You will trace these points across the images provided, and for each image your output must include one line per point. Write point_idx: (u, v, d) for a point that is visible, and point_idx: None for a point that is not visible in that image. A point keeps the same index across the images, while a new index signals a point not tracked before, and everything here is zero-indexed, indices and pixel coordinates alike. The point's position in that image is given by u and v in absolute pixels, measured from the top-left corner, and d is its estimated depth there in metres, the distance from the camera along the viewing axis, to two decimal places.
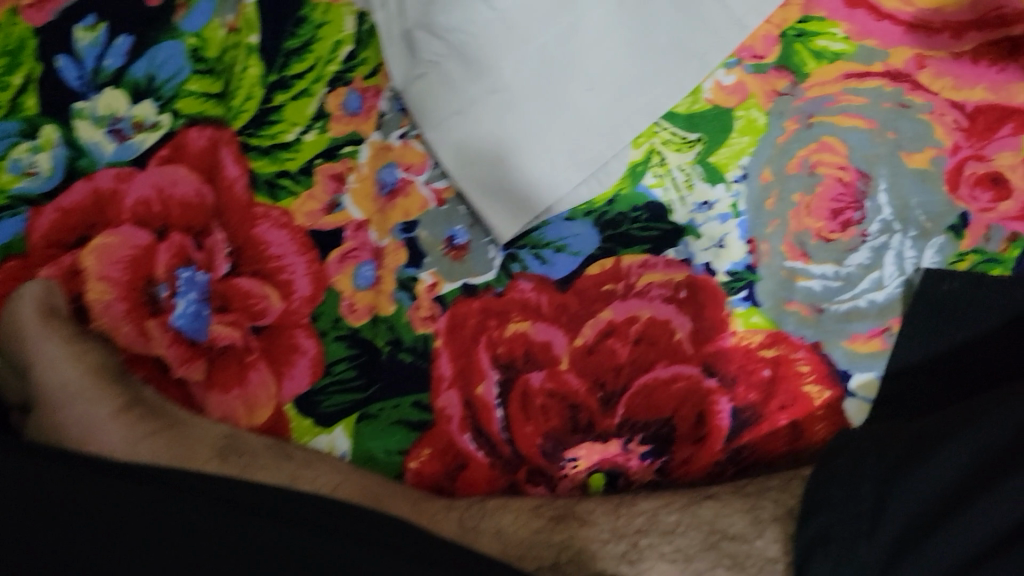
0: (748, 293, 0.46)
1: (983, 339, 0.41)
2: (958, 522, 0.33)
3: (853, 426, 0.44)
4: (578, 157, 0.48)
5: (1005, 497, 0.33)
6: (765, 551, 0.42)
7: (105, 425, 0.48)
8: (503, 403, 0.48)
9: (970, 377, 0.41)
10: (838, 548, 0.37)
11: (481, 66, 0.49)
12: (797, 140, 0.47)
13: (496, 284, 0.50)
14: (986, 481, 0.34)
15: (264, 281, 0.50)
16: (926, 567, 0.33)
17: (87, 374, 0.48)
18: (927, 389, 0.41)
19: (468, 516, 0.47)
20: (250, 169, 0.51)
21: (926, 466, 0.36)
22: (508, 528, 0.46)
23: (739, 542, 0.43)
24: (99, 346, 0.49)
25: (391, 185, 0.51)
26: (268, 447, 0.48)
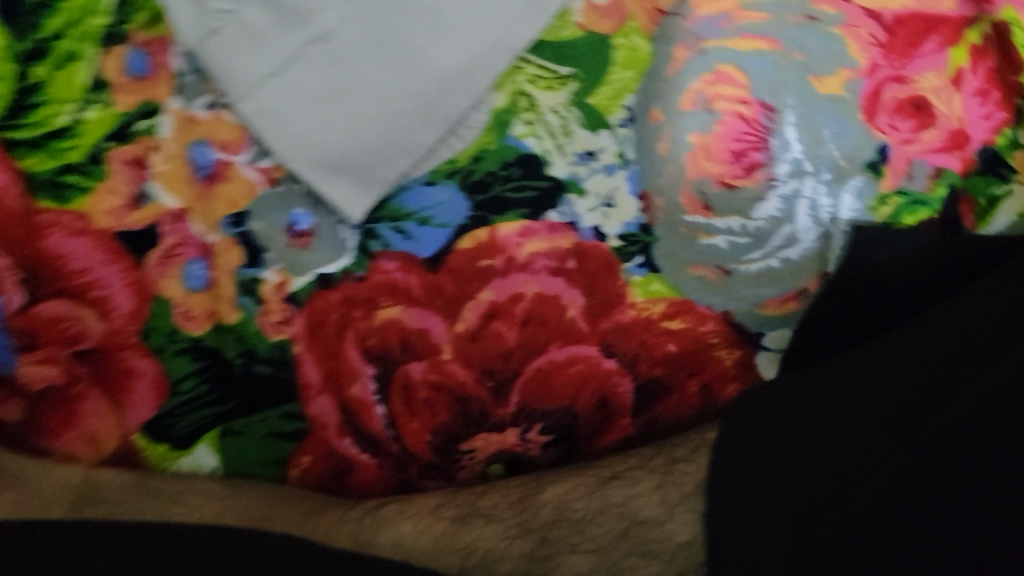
0: (644, 258, 0.40)
1: (891, 279, 0.37)
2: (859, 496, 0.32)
3: (764, 381, 0.41)
4: (428, 111, 0.40)
5: (901, 466, 0.32)
6: (676, 535, 0.38)
7: None
8: (383, 400, 0.43)
9: (872, 316, 0.38)
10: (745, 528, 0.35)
11: (291, 10, 0.39)
12: (690, 70, 0.39)
13: (355, 269, 0.42)
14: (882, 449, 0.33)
15: (73, 301, 0.41)
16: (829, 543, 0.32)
17: None
18: (838, 336, 0.38)
19: (363, 527, 0.41)
20: (20, 169, 0.41)
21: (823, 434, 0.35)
22: (408, 537, 0.40)
23: (649, 527, 0.39)
24: None
25: (208, 168, 0.41)
26: (129, 486, 0.42)
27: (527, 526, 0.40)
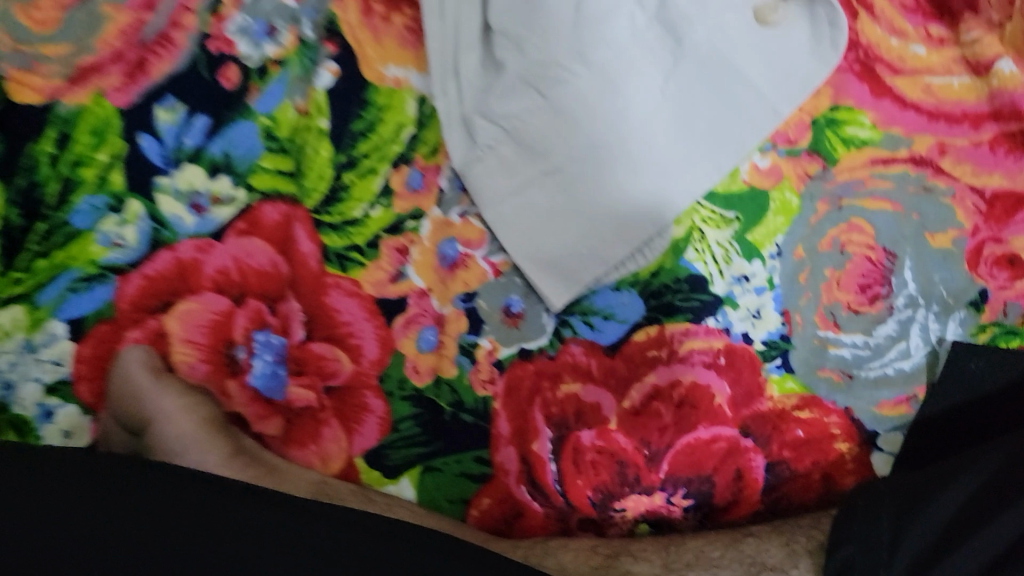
0: (782, 360, 0.51)
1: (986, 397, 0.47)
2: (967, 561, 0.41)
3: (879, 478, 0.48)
4: (626, 233, 0.52)
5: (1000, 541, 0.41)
6: None
7: (218, 470, 0.52)
8: (556, 458, 0.52)
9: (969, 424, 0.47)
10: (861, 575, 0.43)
11: (535, 150, 0.54)
12: (829, 221, 0.51)
13: (549, 348, 0.54)
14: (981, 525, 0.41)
15: (335, 344, 0.54)
16: None
17: (200, 425, 0.53)
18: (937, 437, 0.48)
19: (531, 554, 0.50)
20: (321, 244, 0.55)
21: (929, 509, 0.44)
22: (569, 564, 0.49)
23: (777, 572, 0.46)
24: (208, 399, 0.54)
25: (452, 258, 0.55)
26: (353, 492, 0.52)
27: (669, 566, 0.48)
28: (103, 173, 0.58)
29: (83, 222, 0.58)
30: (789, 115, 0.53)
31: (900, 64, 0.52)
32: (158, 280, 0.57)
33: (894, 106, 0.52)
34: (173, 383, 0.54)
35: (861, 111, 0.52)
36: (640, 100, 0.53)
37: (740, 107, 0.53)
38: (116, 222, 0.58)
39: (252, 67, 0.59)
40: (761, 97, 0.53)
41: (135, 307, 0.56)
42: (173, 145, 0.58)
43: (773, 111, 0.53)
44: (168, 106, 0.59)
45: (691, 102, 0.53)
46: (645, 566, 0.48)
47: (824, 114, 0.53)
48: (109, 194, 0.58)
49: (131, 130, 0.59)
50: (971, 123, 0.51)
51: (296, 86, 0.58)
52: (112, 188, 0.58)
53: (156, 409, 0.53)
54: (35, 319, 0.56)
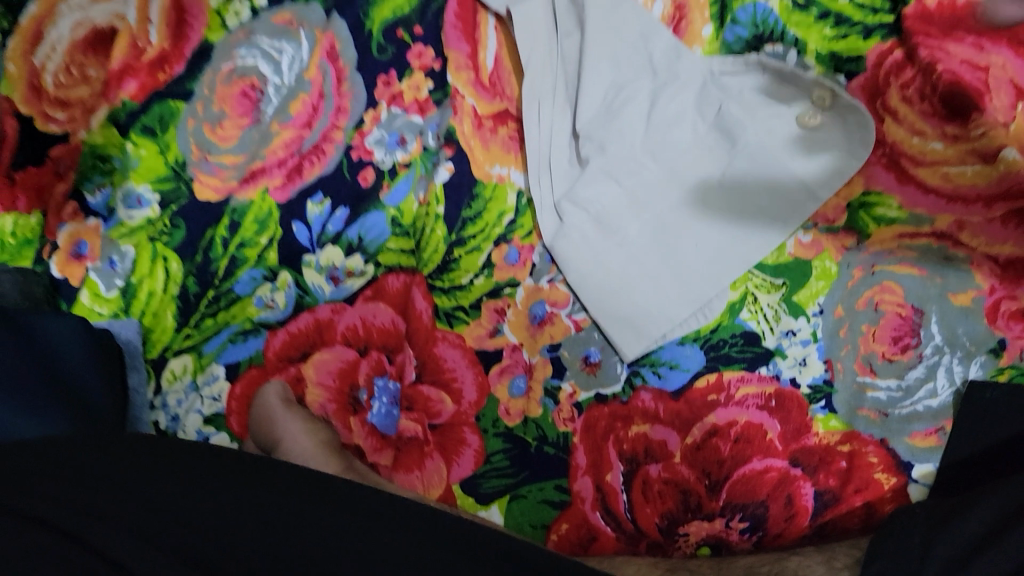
0: (826, 402, 0.58)
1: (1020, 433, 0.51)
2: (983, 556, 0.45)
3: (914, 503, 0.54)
4: (688, 297, 0.62)
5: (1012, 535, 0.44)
6: None
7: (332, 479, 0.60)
8: (626, 489, 0.59)
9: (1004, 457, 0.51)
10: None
11: (612, 229, 0.66)
12: (864, 284, 0.60)
13: (622, 394, 0.62)
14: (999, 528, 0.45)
15: (441, 388, 0.65)
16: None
17: (321, 445, 0.62)
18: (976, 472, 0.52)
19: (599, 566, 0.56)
20: (434, 304, 0.67)
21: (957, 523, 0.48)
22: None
23: None
24: (329, 428, 0.64)
25: (541, 317, 0.66)
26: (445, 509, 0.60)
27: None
28: (261, 252, 0.71)
29: (243, 289, 0.70)
30: (827, 200, 0.63)
31: (919, 157, 0.62)
32: (299, 335, 0.68)
33: (917, 191, 0.61)
34: (301, 412, 0.64)
35: (888, 196, 0.62)
36: (698, 191, 0.65)
37: (784, 194, 0.64)
38: (270, 288, 0.70)
39: (385, 169, 0.73)
40: (803, 185, 0.63)
41: (279, 356, 0.68)
42: (318, 230, 0.71)
43: (812, 195, 0.63)
44: (317, 200, 0.72)
45: (743, 192, 0.64)
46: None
47: (857, 198, 0.63)
48: (265, 267, 0.71)
49: (287, 219, 0.71)
50: (984, 203, 0.59)
51: (419, 183, 0.73)
52: (268, 263, 0.71)
53: (285, 429, 0.63)
54: (201, 363, 0.68)
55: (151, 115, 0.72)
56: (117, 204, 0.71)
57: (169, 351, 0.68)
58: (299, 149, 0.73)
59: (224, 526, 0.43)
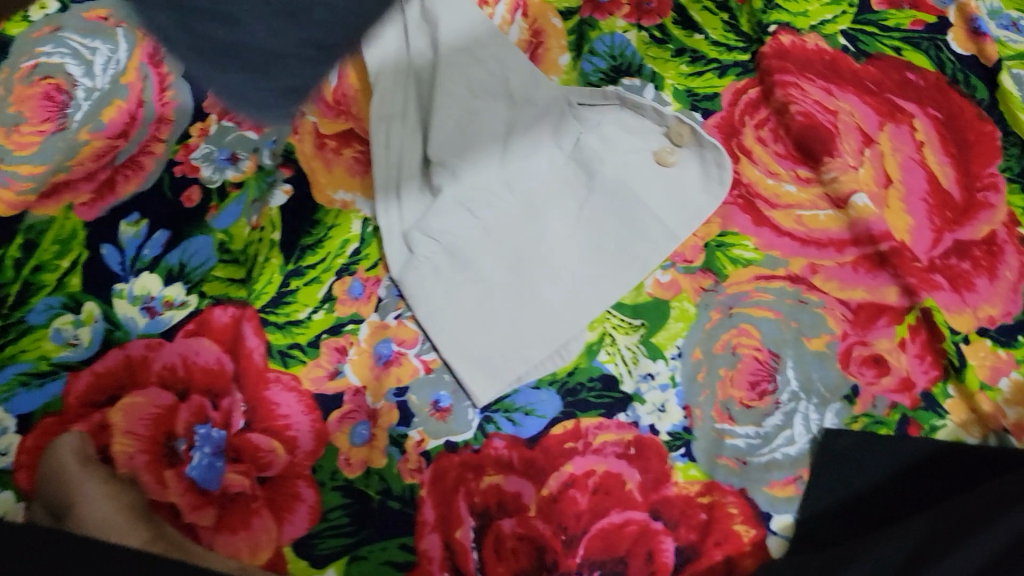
0: (685, 450, 0.56)
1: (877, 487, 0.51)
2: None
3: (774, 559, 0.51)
4: (547, 337, 0.59)
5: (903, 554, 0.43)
6: None
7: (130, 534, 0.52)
8: (477, 547, 0.55)
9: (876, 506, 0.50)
10: None
11: (465, 261, 0.61)
12: (721, 326, 0.58)
13: (474, 442, 0.58)
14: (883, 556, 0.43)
15: (273, 437, 0.58)
16: None
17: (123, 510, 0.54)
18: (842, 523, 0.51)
19: None
20: (267, 340, 0.61)
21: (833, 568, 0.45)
22: None
23: None
24: (130, 489, 0.56)
25: (387, 357, 0.60)
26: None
27: None
28: (61, 277, 0.62)
29: (38, 319, 0.61)
30: (686, 239, 0.61)
31: (774, 200, 0.61)
32: (105, 375, 0.60)
33: (772, 233, 0.60)
34: (100, 471, 0.56)
35: (745, 237, 0.61)
36: (555, 224, 0.62)
37: (643, 233, 0.61)
38: (73, 322, 0.61)
39: (213, 190, 0.66)
40: (662, 224, 0.61)
41: (82, 402, 0.59)
42: (132, 255, 0.63)
43: (671, 234, 0.61)
44: (132, 221, 0.64)
45: (598, 231, 0.62)
46: None
47: (714, 239, 0.61)
48: (65, 295, 0.62)
49: (95, 242, 0.64)
50: (836, 247, 0.59)
51: (253, 206, 0.65)
52: (69, 290, 0.62)
53: (81, 492, 0.54)
54: None
55: None
56: None
57: None
58: (112, 161, 0.66)
59: None
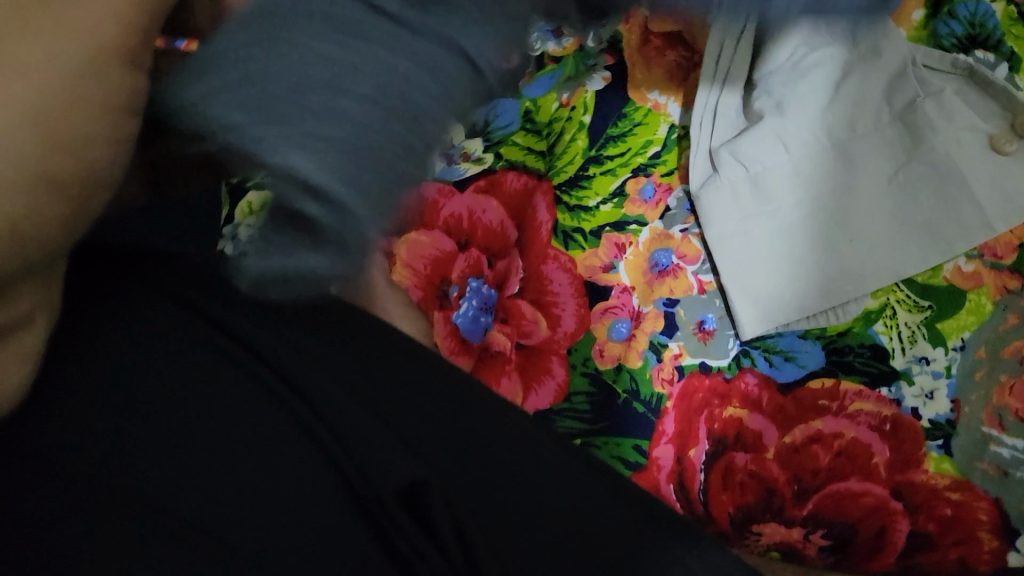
0: (944, 442, 0.55)
1: None
2: None
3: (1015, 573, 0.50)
4: (829, 292, 0.58)
5: None
6: None
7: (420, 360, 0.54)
8: (707, 470, 0.56)
9: None
10: None
11: (765, 195, 0.60)
12: (1015, 332, 0.56)
13: (726, 371, 0.58)
14: None
15: (539, 309, 0.60)
16: None
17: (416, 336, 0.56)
18: None
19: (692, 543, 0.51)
20: (556, 218, 0.62)
21: None
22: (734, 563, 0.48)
23: None
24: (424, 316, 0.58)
25: (662, 266, 0.61)
26: None
27: None
28: None
29: None
30: (1002, 233, 0.58)
31: None
32: None
33: None
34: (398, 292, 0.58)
35: None
36: (868, 181, 0.60)
37: (957, 215, 0.58)
38: None
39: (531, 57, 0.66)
40: (980, 210, 0.58)
41: None
42: None
43: (986, 224, 0.58)
44: None
45: (911, 199, 0.59)
46: None
47: None
48: None
49: None
50: None
51: (566, 83, 0.66)
52: None
53: None
54: None
55: None
56: None
57: None
58: None
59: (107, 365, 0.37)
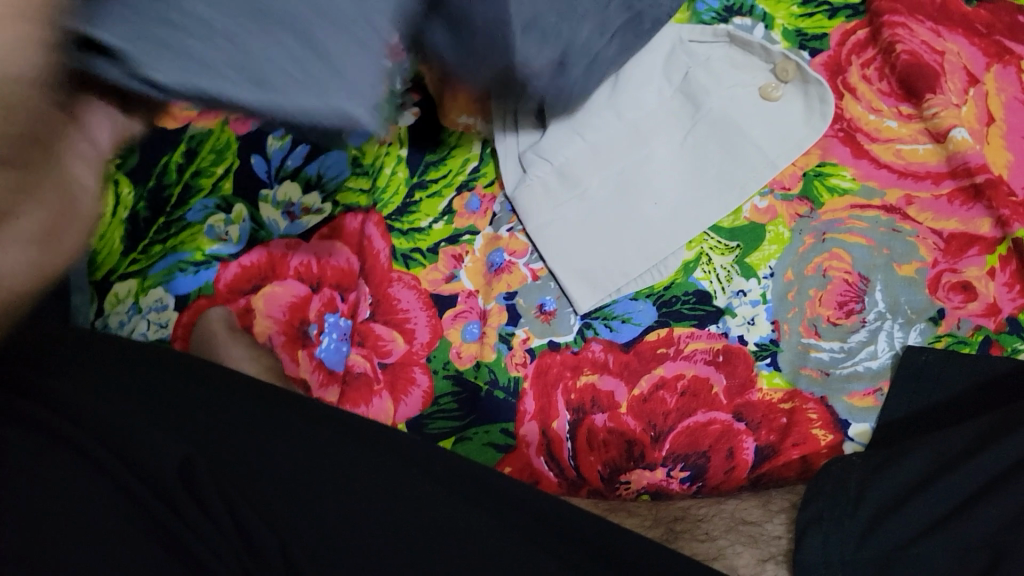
0: (771, 359, 0.59)
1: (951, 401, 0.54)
2: (920, 501, 0.47)
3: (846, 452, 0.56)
4: (649, 254, 0.63)
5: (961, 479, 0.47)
6: (774, 531, 0.52)
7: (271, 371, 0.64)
8: (572, 437, 0.60)
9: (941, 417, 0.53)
10: (829, 524, 0.48)
11: (573, 180, 0.65)
12: (814, 251, 0.62)
13: (573, 344, 0.63)
14: (943, 474, 0.48)
15: (393, 328, 0.65)
16: (903, 524, 0.46)
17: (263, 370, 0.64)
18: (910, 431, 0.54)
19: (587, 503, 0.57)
20: (392, 244, 0.68)
21: (889, 473, 0.50)
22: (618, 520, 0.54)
23: (755, 524, 0.52)
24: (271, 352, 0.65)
25: (498, 265, 0.66)
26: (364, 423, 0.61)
27: (659, 520, 0.54)
28: (215, 181, 0.69)
29: (195, 216, 0.68)
30: (785, 168, 0.64)
31: (875, 134, 0.64)
32: (250, 268, 0.68)
33: (871, 165, 0.63)
34: (245, 338, 0.65)
35: (843, 167, 0.64)
36: (662, 152, 0.66)
37: (745, 160, 0.64)
38: (224, 221, 0.69)
39: None
40: (762, 152, 0.64)
41: (230, 290, 0.67)
42: (277, 166, 0.70)
43: (771, 163, 0.64)
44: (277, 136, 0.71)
45: (703, 156, 0.65)
46: (638, 521, 0.54)
47: (813, 168, 0.64)
48: (219, 197, 0.69)
49: (245, 153, 0.70)
50: (933, 179, 0.62)
51: None
52: (222, 193, 0.69)
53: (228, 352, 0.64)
54: (145, 286, 0.66)
55: None
56: None
57: (113, 276, 0.66)
58: None
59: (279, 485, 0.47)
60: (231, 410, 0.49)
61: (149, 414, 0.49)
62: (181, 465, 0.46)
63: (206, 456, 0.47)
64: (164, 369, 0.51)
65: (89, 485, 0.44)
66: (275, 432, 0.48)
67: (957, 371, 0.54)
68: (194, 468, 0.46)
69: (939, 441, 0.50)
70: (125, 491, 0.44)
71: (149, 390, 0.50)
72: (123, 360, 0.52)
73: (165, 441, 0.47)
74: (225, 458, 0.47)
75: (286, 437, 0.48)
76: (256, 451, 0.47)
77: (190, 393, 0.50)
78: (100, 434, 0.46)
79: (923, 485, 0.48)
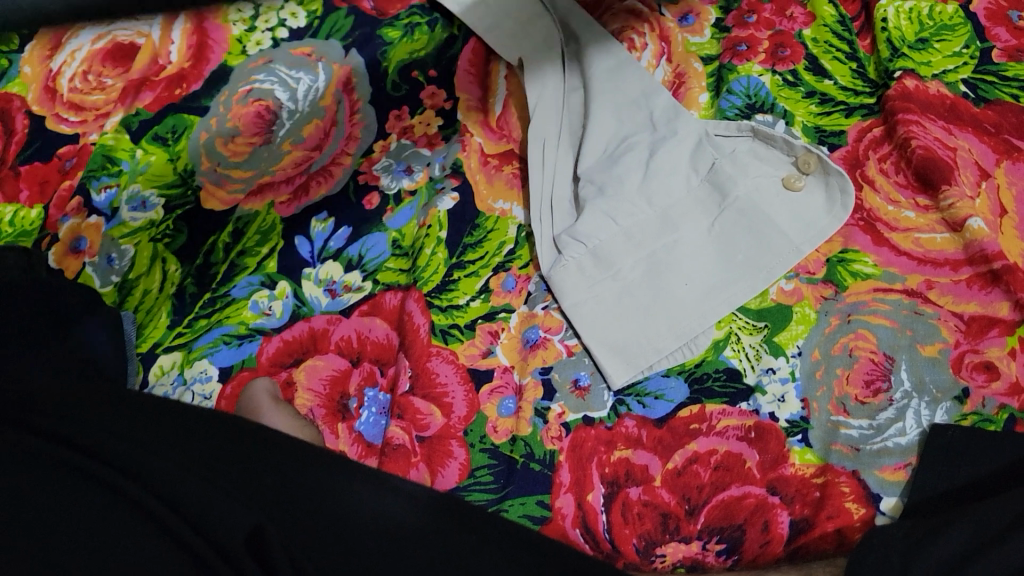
0: (802, 436, 0.61)
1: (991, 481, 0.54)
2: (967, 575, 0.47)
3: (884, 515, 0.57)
4: (681, 333, 0.65)
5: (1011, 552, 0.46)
6: None
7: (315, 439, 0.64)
8: (606, 510, 0.61)
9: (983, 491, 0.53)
10: None
11: (607, 263, 0.69)
12: (840, 331, 0.64)
13: (607, 420, 0.65)
14: (987, 545, 0.48)
15: (431, 401, 0.66)
16: None
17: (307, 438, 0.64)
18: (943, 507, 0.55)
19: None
20: (431, 320, 0.70)
21: (935, 545, 0.49)
22: None
23: None
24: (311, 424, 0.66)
25: (533, 341, 0.69)
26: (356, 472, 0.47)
27: None
28: (261, 260, 0.73)
29: (240, 293, 0.72)
30: (809, 254, 0.67)
31: (894, 223, 0.67)
32: (293, 342, 0.69)
33: (891, 252, 0.66)
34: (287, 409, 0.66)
35: (865, 254, 0.67)
36: (691, 238, 0.68)
37: (770, 246, 0.67)
38: (268, 296, 0.72)
39: (390, 195, 0.77)
40: (787, 238, 0.67)
41: (272, 362, 0.69)
42: (320, 246, 0.74)
43: (796, 249, 0.67)
44: (321, 219, 0.75)
45: (731, 242, 0.67)
46: None
47: (836, 255, 0.67)
48: (263, 275, 0.73)
49: (290, 233, 0.74)
50: (952, 265, 0.65)
51: (422, 209, 0.76)
52: (266, 271, 0.73)
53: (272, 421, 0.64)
54: (189, 358, 0.69)
55: (164, 125, 0.78)
56: (120, 205, 0.75)
57: (159, 348, 0.69)
58: (308, 168, 0.77)
59: (300, 523, 0.43)
60: (277, 465, 0.45)
61: (199, 476, 0.43)
62: (249, 534, 0.41)
63: (276, 526, 0.42)
64: (224, 436, 0.47)
65: (132, 534, 0.39)
66: (346, 498, 0.45)
67: (992, 454, 0.55)
68: (263, 539, 0.41)
69: (982, 511, 0.50)
70: (174, 539, 0.39)
71: (196, 455, 0.45)
72: (200, 424, 0.47)
73: (230, 506, 0.42)
74: (299, 517, 0.43)
75: (368, 501, 0.45)
76: (317, 507, 0.44)
77: (240, 447, 0.46)
78: (158, 490, 0.41)
79: (970, 556, 0.47)
